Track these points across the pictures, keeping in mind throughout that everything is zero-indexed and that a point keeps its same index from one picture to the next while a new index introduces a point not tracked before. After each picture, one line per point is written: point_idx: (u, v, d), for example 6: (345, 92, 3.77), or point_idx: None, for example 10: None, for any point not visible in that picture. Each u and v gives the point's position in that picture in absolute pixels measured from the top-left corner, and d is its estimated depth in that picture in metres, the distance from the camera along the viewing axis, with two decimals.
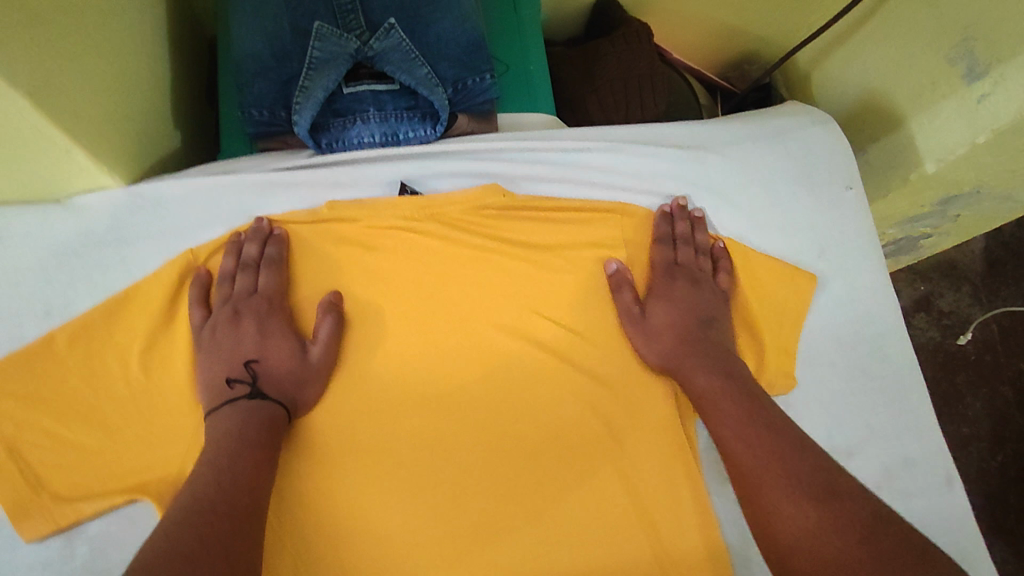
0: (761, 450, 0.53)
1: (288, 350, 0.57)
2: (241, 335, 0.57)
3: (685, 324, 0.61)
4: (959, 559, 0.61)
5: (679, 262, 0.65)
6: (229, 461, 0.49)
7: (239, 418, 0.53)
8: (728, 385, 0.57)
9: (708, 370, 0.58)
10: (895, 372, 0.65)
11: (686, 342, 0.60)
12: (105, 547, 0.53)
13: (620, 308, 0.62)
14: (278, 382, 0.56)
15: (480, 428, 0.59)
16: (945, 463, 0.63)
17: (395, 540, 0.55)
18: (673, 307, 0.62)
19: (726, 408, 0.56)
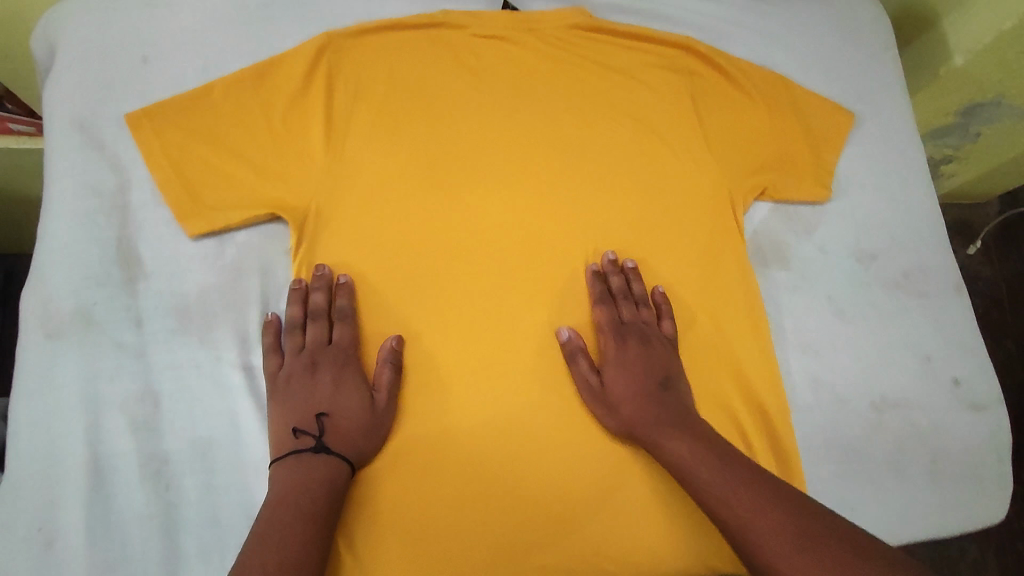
0: (736, 489, 0.54)
1: (356, 400, 0.59)
2: (315, 385, 0.59)
3: (645, 384, 0.63)
4: (962, 349, 0.70)
5: (625, 321, 0.66)
6: (311, 480, 0.54)
7: (311, 467, 0.56)
8: (695, 440, 0.59)
9: (682, 431, 0.59)
10: (918, 198, 0.75)
11: (644, 405, 0.61)
12: (249, 252, 0.63)
13: (577, 374, 0.63)
14: (344, 439, 0.58)
15: (561, 206, 0.70)
16: (954, 274, 0.73)
17: (487, 281, 0.66)
18: (615, 385, 0.63)
19: (686, 449, 0.58)
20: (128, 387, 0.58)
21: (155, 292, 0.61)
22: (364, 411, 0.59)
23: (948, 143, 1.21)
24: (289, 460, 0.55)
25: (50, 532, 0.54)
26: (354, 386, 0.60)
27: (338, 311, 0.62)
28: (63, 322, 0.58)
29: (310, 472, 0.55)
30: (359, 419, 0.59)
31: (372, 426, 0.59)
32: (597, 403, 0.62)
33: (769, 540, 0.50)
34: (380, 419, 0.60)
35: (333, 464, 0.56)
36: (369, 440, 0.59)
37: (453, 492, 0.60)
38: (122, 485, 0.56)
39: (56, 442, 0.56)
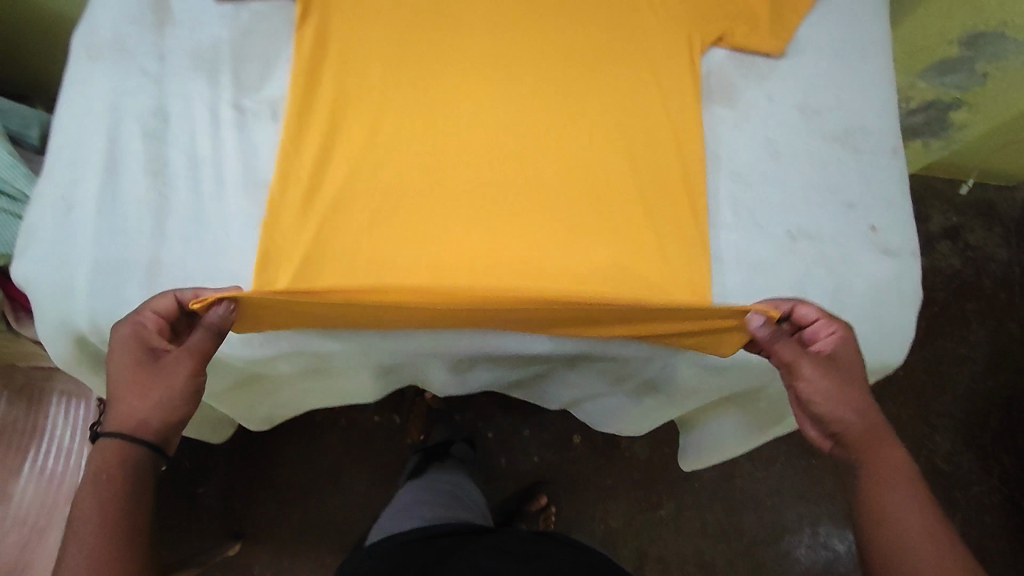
0: (901, 482, 0.61)
1: (140, 369, 0.60)
2: (116, 361, 0.60)
3: (863, 403, 0.65)
4: (886, 201, 0.76)
5: (849, 363, 0.66)
6: (96, 474, 0.56)
7: (117, 454, 0.58)
8: (896, 455, 0.63)
9: (895, 445, 0.64)
10: (869, 68, 0.81)
11: (867, 430, 0.64)
12: (258, 18, 0.74)
13: (782, 349, 0.66)
14: (133, 428, 0.59)
15: (535, 27, 0.77)
16: (894, 138, 0.79)
17: (459, 79, 0.74)
18: (846, 381, 0.65)
19: (897, 460, 0.63)
20: (146, 103, 0.69)
21: (178, 35, 0.72)
22: (144, 386, 0.59)
23: (960, 85, 1.24)
24: (100, 435, 0.59)
25: (70, 201, 0.66)
26: (140, 368, 0.60)
27: (160, 299, 0.60)
28: (103, 46, 0.71)
29: (106, 459, 0.58)
30: (152, 378, 0.60)
31: (153, 395, 0.60)
32: (823, 399, 0.64)
33: (912, 527, 0.57)
34: (168, 392, 0.60)
35: (123, 445, 0.58)
36: (153, 412, 0.60)
37: (398, 228, 0.68)
38: (128, 176, 0.67)
39: (84, 136, 0.68)
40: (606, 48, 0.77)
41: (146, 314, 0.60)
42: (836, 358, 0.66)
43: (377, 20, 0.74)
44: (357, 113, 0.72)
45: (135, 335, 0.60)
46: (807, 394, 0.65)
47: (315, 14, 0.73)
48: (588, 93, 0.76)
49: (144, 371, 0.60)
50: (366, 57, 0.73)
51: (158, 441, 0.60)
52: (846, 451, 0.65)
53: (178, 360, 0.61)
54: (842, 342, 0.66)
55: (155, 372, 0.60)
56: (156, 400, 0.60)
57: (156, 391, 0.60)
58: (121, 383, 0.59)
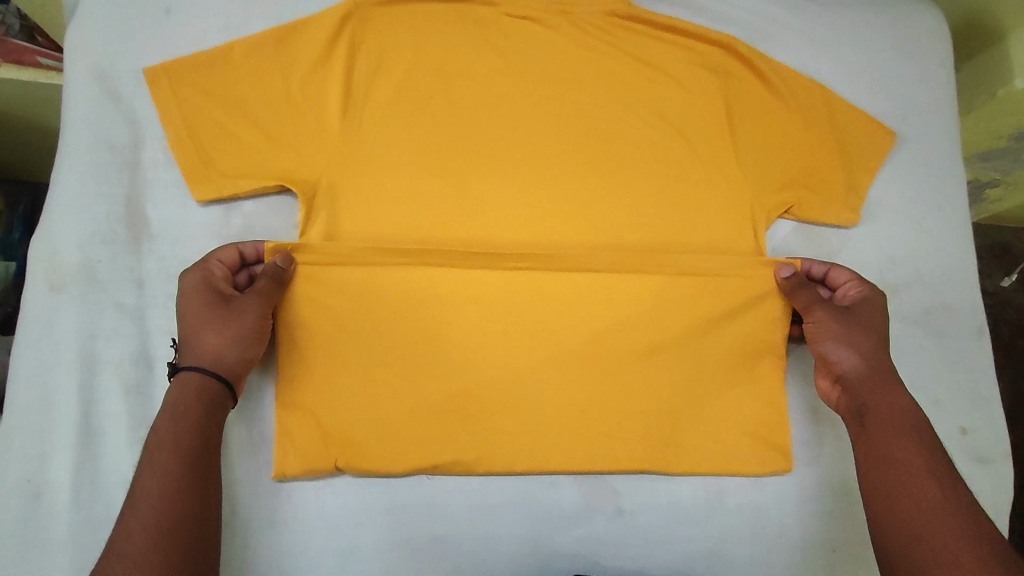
0: (909, 441, 0.54)
1: (208, 312, 0.56)
2: (186, 293, 0.57)
3: (878, 359, 0.60)
4: (973, 396, 0.68)
5: (863, 312, 0.63)
6: (172, 412, 0.52)
7: (181, 412, 0.52)
8: (911, 411, 0.56)
9: (903, 391, 0.58)
10: (949, 232, 0.72)
11: (873, 376, 0.59)
12: (255, 224, 0.63)
13: (801, 298, 0.63)
14: (211, 357, 0.55)
15: (574, 204, 0.67)
16: (979, 315, 0.70)
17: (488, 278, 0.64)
18: (860, 330, 0.61)
19: (904, 406, 0.57)
20: (124, 348, 0.58)
21: (159, 255, 0.61)
22: (218, 313, 0.56)
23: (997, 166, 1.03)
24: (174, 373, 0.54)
25: (39, 484, 0.55)
26: (208, 301, 0.57)
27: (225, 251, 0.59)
28: (65, 275, 0.58)
29: (183, 394, 0.53)
30: (224, 313, 0.56)
31: (229, 328, 0.56)
32: (828, 337, 0.61)
33: (907, 484, 0.52)
34: (240, 320, 0.56)
35: (198, 379, 0.54)
36: (228, 348, 0.56)
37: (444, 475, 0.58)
38: (111, 446, 0.57)
39: (50, 398, 0.56)
40: (657, 226, 0.67)
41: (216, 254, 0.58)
42: (855, 310, 0.63)
43: (394, 214, 0.64)
44: (375, 333, 0.61)
45: (204, 281, 0.57)
46: (840, 364, 0.60)
47: (322, 214, 0.62)
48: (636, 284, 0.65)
49: (215, 306, 0.56)
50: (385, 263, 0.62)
51: (228, 378, 0.55)
52: (849, 408, 0.59)
53: (249, 295, 0.57)
54: (868, 305, 0.63)
55: (230, 309, 0.56)
56: (230, 334, 0.56)
57: (223, 321, 0.56)
58: (191, 323, 0.56)
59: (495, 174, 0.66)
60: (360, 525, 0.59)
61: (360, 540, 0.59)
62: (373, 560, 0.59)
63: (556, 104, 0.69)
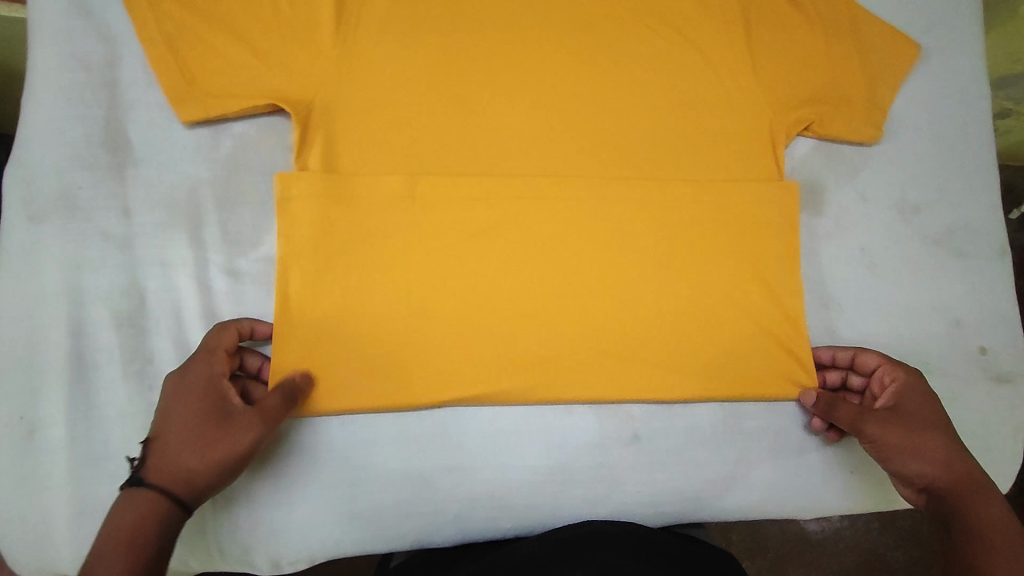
0: (1011, 561, 0.47)
1: (196, 417, 0.49)
2: (183, 380, 0.51)
3: (951, 460, 0.54)
4: (993, 316, 0.67)
5: (923, 415, 0.56)
6: (122, 526, 0.45)
7: (137, 519, 0.46)
8: (1005, 523, 0.50)
9: (992, 498, 0.51)
10: (971, 149, 0.69)
11: (954, 483, 0.53)
12: (246, 147, 0.59)
13: (845, 413, 0.57)
14: (175, 475, 0.48)
15: (583, 124, 0.63)
16: (1001, 235, 0.68)
17: (495, 205, 0.60)
18: (920, 429, 0.55)
19: (994, 517, 0.50)
20: (112, 280, 0.55)
21: (143, 183, 0.57)
22: (199, 430, 0.49)
23: (1012, 93, 0.95)
24: (136, 481, 0.47)
25: (33, 420, 0.53)
26: (198, 403, 0.50)
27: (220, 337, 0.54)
28: (45, 204, 0.55)
29: (132, 513, 0.46)
30: (209, 422, 0.49)
31: (213, 452, 0.48)
32: (893, 448, 0.55)
33: None
34: (218, 443, 0.49)
35: (155, 497, 0.47)
36: (204, 474, 0.48)
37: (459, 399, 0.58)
38: (105, 382, 0.54)
39: (37, 333, 0.53)
40: (671, 148, 0.64)
41: (218, 347, 0.53)
42: (899, 408, 0.57)
43: (395, 138, 0.60)
44: (378, 262, 0.58)
45: (210, 380, 0.51)
46: (908, 465, 0.55)
47: (318, 136, 0.58)
48: (651, 207, 0.62)
49: (204, 416, 0.50)
50: (386, 188, 0.59)
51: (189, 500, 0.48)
52: (940, 514, 0.53)
53: (244, 419, 0.50)
54: (917, 397, 0.58)
55: (218, 428, 0.49)
56: (210, 457, 0.48)
57: (207, 429, 0.49)
58: (174, 425, 0.49)
59: (501, 95, 0.62)
60: (372, 455, 0.58)
61: (371, 470, 0.57)
62: (386, 491, 0.57)
63: (564, 19, 0.64)
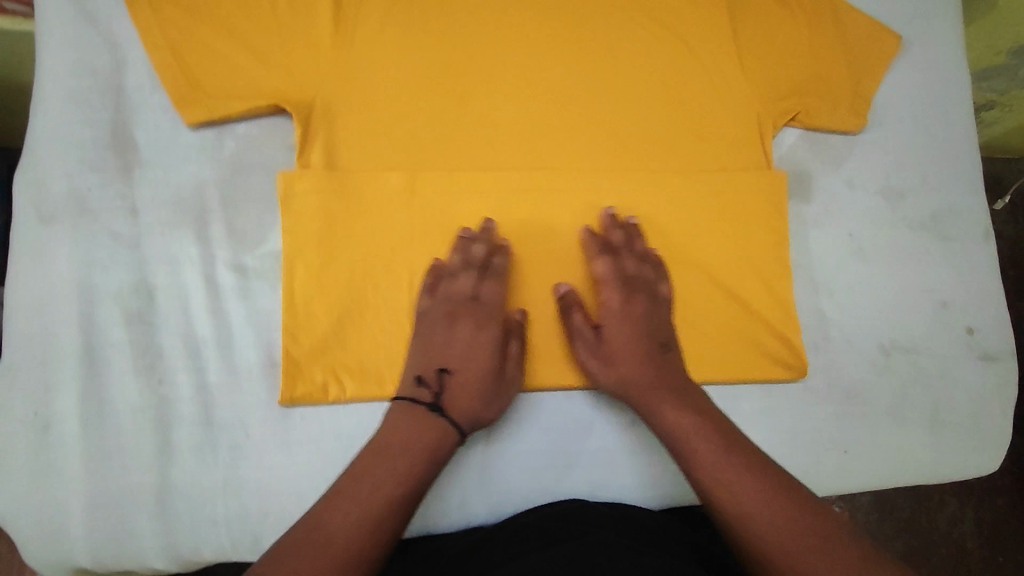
0: (727, 467, 0.52)
1: (483, 357, 0.57)
2: (453, 335, 0.58)
3: (645, 344, 0.59)
4: (979, 297, 0.69)
5: (631, 275, 0.61)
6: (426, 447, 0.53)
7: (420, 429, 0.54)
8: (702, 421, 0.55)
9: (681, 395, 0.57)
10: (954, 136, 0.71)
11: (645, 364, 0.58)
12: (249, 147, 0.61)
13: (571, 325, 0.60)
14: (465, 403, 0.56)
15: (575, 117, 0.65)
16: (985, 219, 0.70)
17: (491, 199, 0.62)
18: (627, 312, 0.60)
19: (682, 420, 0.56)
20: (122, 278, 0.57)
21: (150, 183, 0.59)
22: (488, 369, 0.57)
23: (994, 85, 0.97)
24: (394, 399, 0.55)
25: (46, 416, 0.54)
26: (422, 331, 0.58)
27: (458, 260, 0.60)
28: (56, 205, 0.56)
29: (403, 432, 0.53)
30: (452, 349, 0.58)
31: (495, 392, 0.57)
32: (615, 330, 0.60)
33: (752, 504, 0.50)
34: (506, 388, 0.58)
35: (445, 428, 0.54)
36: (486, 411, 0.56)
37: None
38: (115, 377, 0.55)
39: (49, 331, 0.55)
40: (662, 140, 0.66)
41: (489, 282, 0.60)
42: (626, 286, 0.60)
43: (393, 134, 0.62)
44: (380, 256, 0.60)
45: (479, 327, 0.59)
46: (668, 431, 0.56)
47: (319, 135, 0.60)
48: (642, 198, 0.64)
49: (415, 338, 0.58)
50: (386, 183, 0.60)
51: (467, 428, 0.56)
52: (695, 484, 0.54)
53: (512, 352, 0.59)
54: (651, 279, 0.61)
55: (464, 361, 0.57)
56: (496, 394, 0.57)
57: (445, 360, 0.57)
58: (470, 368, 0.57)
59: (495, 91, 0.64)
60: None
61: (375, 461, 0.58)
62: None
63: (555, 17, 0.66)
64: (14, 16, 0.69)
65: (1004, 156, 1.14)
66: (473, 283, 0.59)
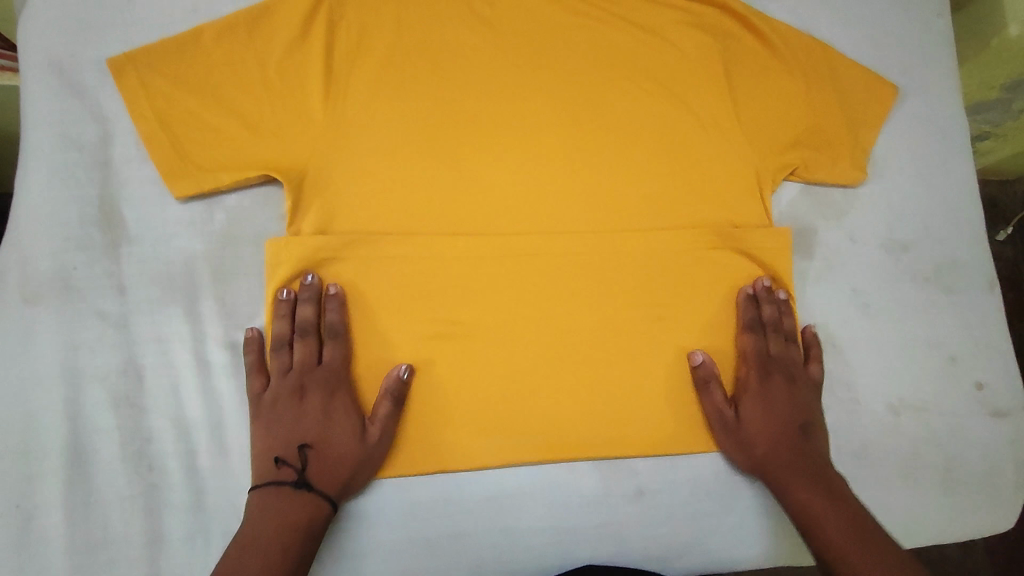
0: (840, 530, 0.54)
1: (343, 427, 0.56)
2: (303, 411, 0.56)
3: (787, 427, 0.60)
4: (986, 350, 0.67)
5: (773, 353, 0.62)
6: (291, 527, 0.52)
7: (277, 509, 0.53)
8: (835, 503, 0.56)
9: (810, 472, 0.58)
10: (954, 185, 0.71)
11: (782, 446, 0.59)
12: (240, 219, 0.60)
13: (708, 400, 0.60)
14: (329, 473, 0.54)
15: (572, 177, 0.64)
16: (989, 269, 0.69)
17: (489, 264, 0.61)
18: (767, 397, 0.61)
19: (814, 499, 0.57)
20: (110, 360, 0.55)
21: (139, 260, 0.57)
22: (335, 439, 0.55)
23: (989, 118, 0.97)
24: (257, 486, 0.54)
25: (28, 508, 0.52)
26: (268, 413, 0.56)
27: (337, 319, 0.57)
28: (41, 286, 0.55)
29: (270, 518, 0.52)
30: (308, 422, 0.56)
31: (352, 456, 0.55)
32: (756, 417, 0.60)
33: None
34: (370, 456, 0.56)
35: (313, 505, 0.53)
36: (356, 479, 0.55)
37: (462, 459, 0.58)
38: (103, 464, 0.53)
39: (34, 418, 0.53)
40: (661, 198, 0.65)
41: (304, 336, 0.57)
42: (772, 374, 0.62)
43: (386, 199, 0.60)
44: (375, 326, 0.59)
45: (305, 391, 0.56)
46: (796, 509, 0.57)
47: (312, 205, 0.59)
48: (643, 258, 0.63)
49: (262, 420, 0.56)
50: (381, 252, 0.59)
51: (337, 497, 0.55)
52: (826, 574, 0.54)
53: (332, 407, 0.56)
54: (773, 357, 0.62)
55: (343, 428, 0.56)
56: (345, 461, 0.55)
57: (303, 435, 0.55)
58: (321, 436, 0.56)
59: (491, 154, 0.63)
60: (374, 525, 0.57)
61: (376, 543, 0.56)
62: (388, 561, 0.56)
63: (549, 76, 0.65)
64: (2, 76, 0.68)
65: (1000, 180, 1.13)
66: (314, 350, 0.57)
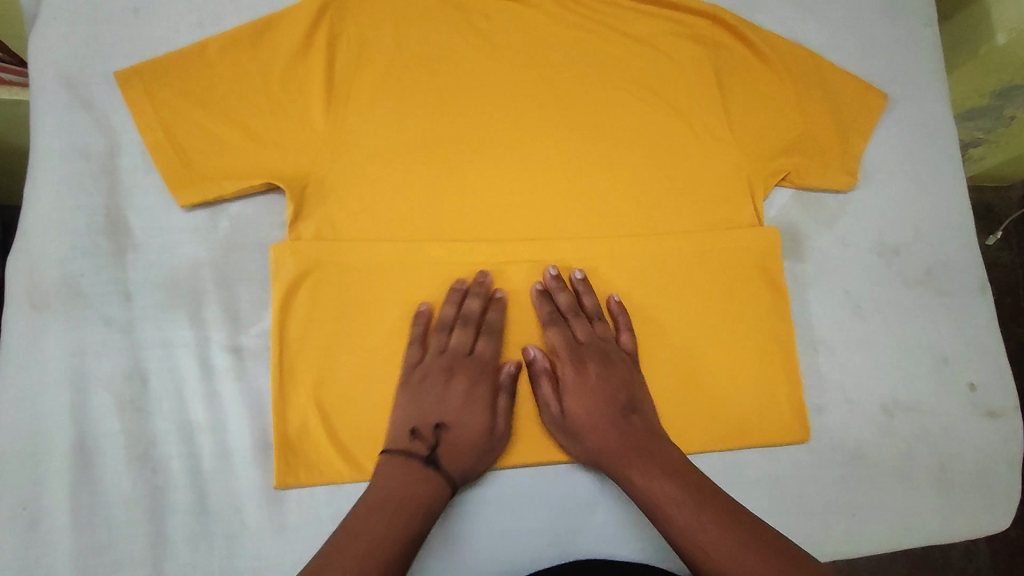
0: (680, 500, 0.53)
1: (474, 410, 0.58)
2: (446, 395, 0.58)
3: (609, 410, 0.58)
4: (978, 351, 0.68)
5: (583, 341, 0.61)
6: (413, 495, 0.53)
7: (405, 476, 0.54)
8: (670, 477, 0.55)
9: (655, 457, 0.56)
10: (944, 190, 0.72)
11: (606, 428, 0.58)
12: (244, 226, 0.61)
13: (539, 394, 0.60)
14: (455, 453, 0.56)
15: (567, 184, 0.65)
16: (980, 272, 0.70)
17: (486, 269, 0.62)
18: (594, 381, 0.60)
19: (651, 481, 0.55)
20: (115, 364, 0.56)
21: (144, 267, 0.59)
22: (486, 421, 0.58)
23: (981, 126, 0.98)
24: (387, 454, 0.55)
25: (35, 511, 0.53)
26: (416, 386, 0.58)
27: (453, 312, 0.60)
28: (48, 292, 0.56)
29: (397, 488, 0.53)
30: (447, 404, 0.58)
31: (476, 441, 0.57)
32: (582, 407, 0.59)
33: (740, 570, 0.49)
34: (494, 446, 0.58)
35: (437, 482, 0.54)
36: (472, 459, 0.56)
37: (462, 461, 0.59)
38: (108, 467, 0.54)
39: (41, 422, 0.54)
40: (655, 204, 0.66)
41: (464, 332, 0.60)
42: (573, 356, 0.61)
43: (387, 206, 0.62)
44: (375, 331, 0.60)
45: (471, 383, 0.59)
46: (643, 497, 0.55)
47: (314, 212, 0.60)
48: (637, 262, 0.64)
49: (407, 393, 0.57)
50: (381, 258, 0.60)
51: (457, 480, 0.56)
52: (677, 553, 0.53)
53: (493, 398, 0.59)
54: (573, 321, 0.61)
55: (488, 413, 0.58)
56: (478, 443, 0.57)
57: (442, 415, 0.57)
58: (462, 419, 0.57)
59: (488, 162, 0.64)
60: None
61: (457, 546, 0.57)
62: None
63: (544, 86, 0.67)
64: (12, 89, 0.69)
65: (994, 185, 1.15)
66: (468, 341, 0.60)
